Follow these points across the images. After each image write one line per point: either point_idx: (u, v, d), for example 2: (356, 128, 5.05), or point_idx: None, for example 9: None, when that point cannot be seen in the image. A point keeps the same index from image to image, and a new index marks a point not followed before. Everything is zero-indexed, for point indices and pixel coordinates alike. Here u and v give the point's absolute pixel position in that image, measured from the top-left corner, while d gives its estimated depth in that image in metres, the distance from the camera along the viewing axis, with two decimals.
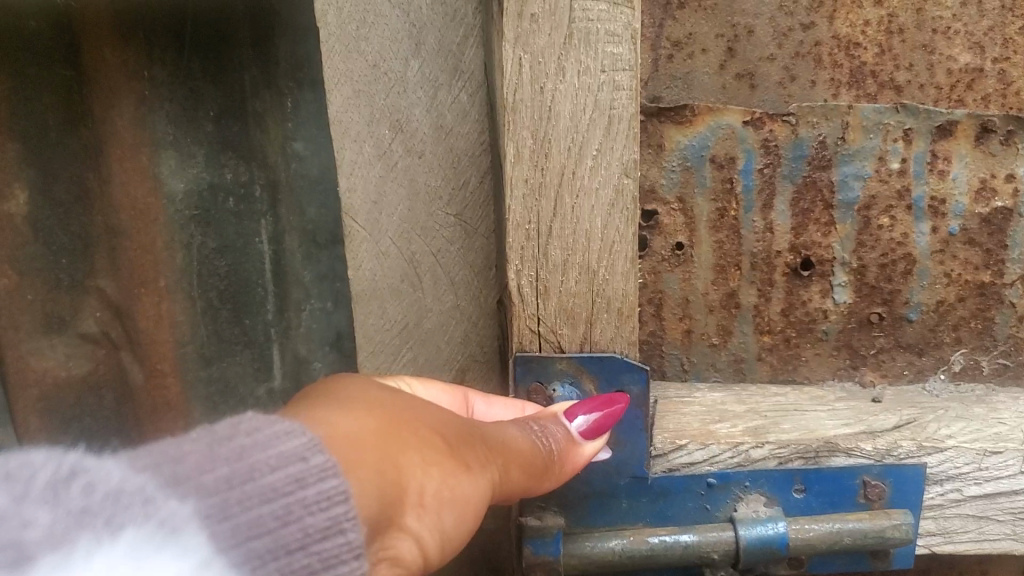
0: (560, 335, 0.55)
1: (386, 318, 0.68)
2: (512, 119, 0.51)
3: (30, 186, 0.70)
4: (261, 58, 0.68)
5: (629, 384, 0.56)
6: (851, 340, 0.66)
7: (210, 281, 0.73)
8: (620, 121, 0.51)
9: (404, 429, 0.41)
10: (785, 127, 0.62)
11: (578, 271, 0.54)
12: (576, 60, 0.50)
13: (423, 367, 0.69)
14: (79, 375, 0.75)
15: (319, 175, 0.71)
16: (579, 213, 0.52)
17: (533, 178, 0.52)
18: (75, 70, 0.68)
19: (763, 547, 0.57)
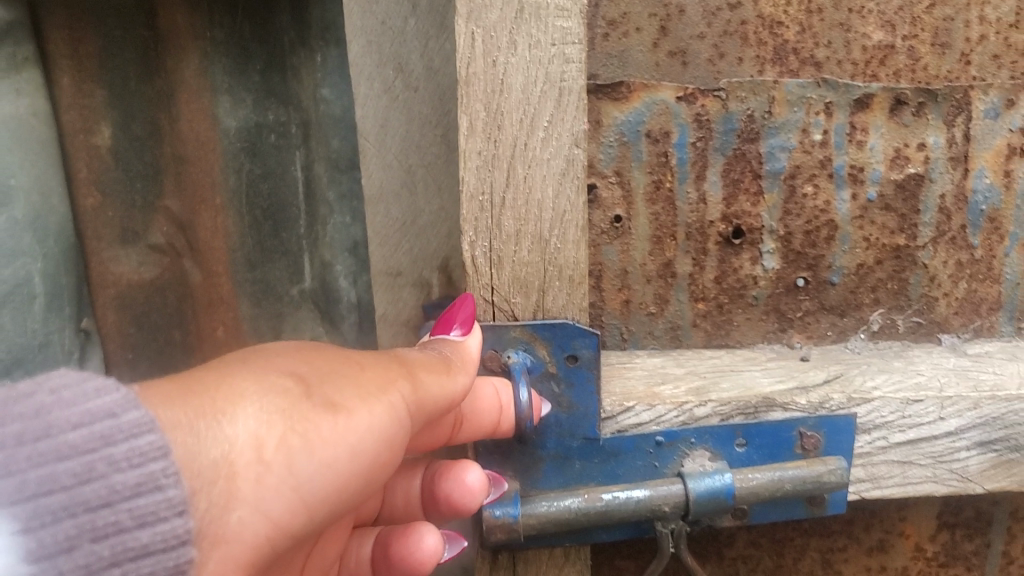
0: (513, 303, 0.73)
1: (389, 218, 0.93)
2: (468, 91, 0.68)
3: (111, 124, 0.89)
4: (296, 23, 0.88)
5: (581, 347, 0.74)
6: (778, 305, 0.88)
7: (256, 200, 0.92)
8: (569, 91, 0.68)
9: (283, 361, 0.61)
10: (716, 101, 0.81)
11: (530, 241, 0.72)
12: (527, 34, 0.67)
13: (418, 255, 0.95)
14: (148, 278, 0.95)
15: (341, 114, 0.90)
16: (531, 180, 0.70)
17: (486, 149, 0.69)
18: (152, 31, 0.87)
19: (711, 496, 0.74)
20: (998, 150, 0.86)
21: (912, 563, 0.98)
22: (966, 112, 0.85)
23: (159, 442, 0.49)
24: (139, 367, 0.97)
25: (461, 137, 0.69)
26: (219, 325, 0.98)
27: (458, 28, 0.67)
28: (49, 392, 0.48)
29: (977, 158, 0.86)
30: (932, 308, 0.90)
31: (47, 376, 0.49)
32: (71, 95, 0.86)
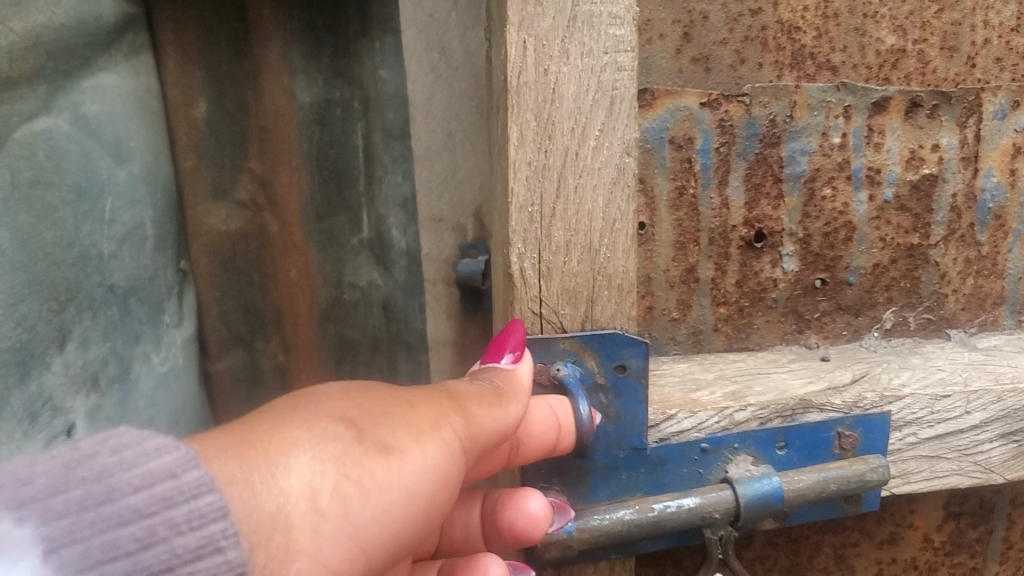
0: (562, 315, 0.79)
1: (434, 173, 1.13)
2: (519, 100, 0.73)
3: (207, 100, 1.09)
4: (361, 16, 1.06)
5: (630, 356, 0.80)
6: (797, 305, 1.00)
7: (324, 162, 1.12)
8: (620, 99, 0.75)
9: (332, 405, 0.66)
10: (740, 107, 0.91)
11: (580, 251, 0.77)
12: (579, 42, 0.73)
13: (456, 202, 1.15)
14: (234, 228, 1.15)
15: (394, 91, 1.09)
16: (581, 189, 0.76)
17: (536, 159, 0.75)
18: (243, 22, 1.07)
19: (761, 499, 0.80)
20: (1004, 150, 1.01)
21: (921, 554, 1.10)
22: (976, 114, 0.99)
23: (217, 502, 0.53)
24: (225, 304, 1.17)
25: (512, 147, 0.74)
26: (293, 268, 1.17)
27: (510, 36, 0.72)
28: (111, 452, 0.52)
29: (986, 158, 1.00)
30: (942, 303, 1.04)
31: (109, 431, 0.54)
32: (176, 76, 1.07)
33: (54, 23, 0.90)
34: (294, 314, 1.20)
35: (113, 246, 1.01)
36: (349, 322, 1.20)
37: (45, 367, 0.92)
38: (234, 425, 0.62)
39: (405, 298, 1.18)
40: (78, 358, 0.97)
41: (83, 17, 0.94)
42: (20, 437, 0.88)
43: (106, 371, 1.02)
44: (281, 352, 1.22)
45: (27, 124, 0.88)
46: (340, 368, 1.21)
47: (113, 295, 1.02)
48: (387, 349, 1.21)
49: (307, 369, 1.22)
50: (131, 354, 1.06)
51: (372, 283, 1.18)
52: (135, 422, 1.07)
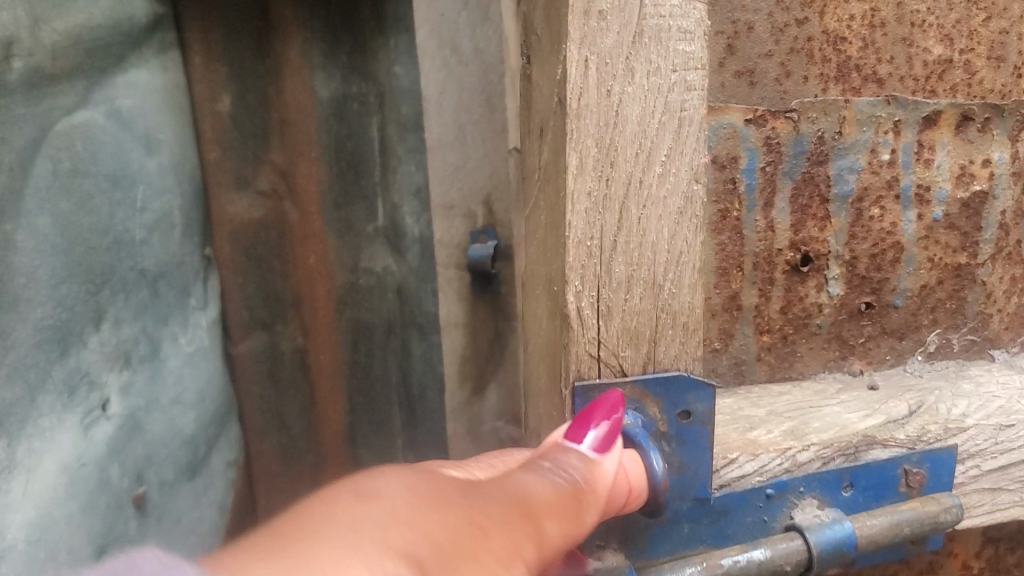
0: (622, 358, 0.66)
1: (454, 164, 1.28)
2: (579, 125, 0.61)
3: (231, 96, 1.14)
4: (376, 18, 1.16)
5: (694, 402, 0.68)
6: (840, 332, 0.92)
7: (341, 154, 1.19)
8: (688, 120, 0.63)
9: (382, 526, 0.48)
10: (787, 123, 0.85)
11: (642, 288, 0.65)
12: (645, 60, 0.61)
13: (466, 186, 1.30)
14: (257, 217, 1.20)
15: (409, 86, 1.20)
16: (644, 221, 0.64)
17: (597, 188, 0.62)
18: (265, 22, 1.13)
19: (836, 547, 0.71)
20: None
21: None
22: None
23: None
24: (248, 288, 1.22)
25: (569, 176, 0.62)
26: (311, 254, 1.23)
27: (570, 54, 0.60)
28: None
29: None
30: (986, 324, 0.97)
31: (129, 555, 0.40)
32: (201, 73, 1.12)
33: (92, 23, 0.96)
34: (312, 299, 1.25)
35: (144, 233, 1.07)
36: (366, 306, 1.27)
37: (82, 345, 0.98)
38: (255, 557, 0.44)
39: (418, 282, 1.29)
40: (112, 337, 1.03)
41: (118, 17, 1.00)
42: (59, 410, 0.94)
43: (137, 349, 1.08)
44: (301, 334, 1.27)
45: (67, 117, 0.94)
46: (357, 350, 1.28)
47: (144, 278, 1.08)
48: (401, 332, 1.31)
49: (324, 349, 1.27)
50: (160, 334, 1.12)
51: (387, 269, 1.27)
52: (164, 398, 1.13)
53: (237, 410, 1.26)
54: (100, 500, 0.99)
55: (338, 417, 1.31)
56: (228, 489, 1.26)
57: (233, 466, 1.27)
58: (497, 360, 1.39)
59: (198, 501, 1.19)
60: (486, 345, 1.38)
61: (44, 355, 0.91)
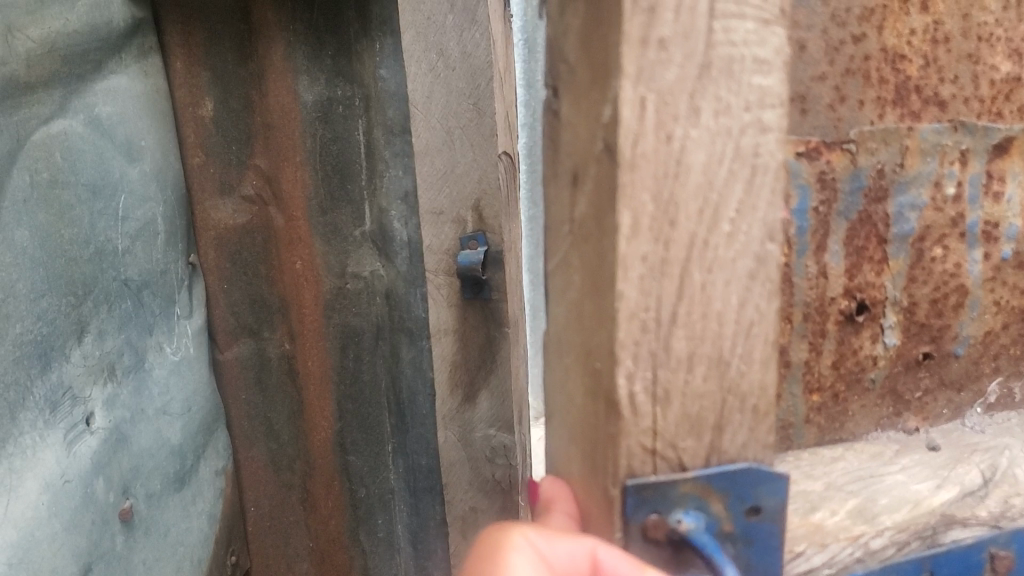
0: (681, 450, 0.49)
1: (434, 168, 1.16)
2: (631, 179, 0.43)
3: (215, 100, 1.14)
4: (360, 17, 1.12)
5: (765, 496, 0.51)
6: (895, 386, 0.70)
7: (328, 158, 1.17)
8: (764, 172, 0.45)
9: None
10: (845, 155, 0.62)
11: (705, 366, 0.48)
12: (714, 97, 0.43)
13: (455, 195, 1.18)
14: (241, 222, 1.19)
15: (395, 89, 1.14)
16: (709, 290, 0.46)
17: (653, 253, 0.45)
18: (247, 25, 1.12)
19: None
20: None
21: None
22: None
23: None
24: (233, 295, 1.21)
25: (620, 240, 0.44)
26: (298, 260, 1.21)
27: (620, 91, 0.42)
28: None
29: None
30: None
31: None
32: (183, 77, 1.12)
33: (66, 29, 0.94)
34: (299, 305, 1.22)
35: (126, 241, 1.05)
36: (354, 310, 1.24)
37: (64, 358, 0.96)
38: None
39: (407, 287, 1.23)
40: (95, 349, 1.01)
41: (94, 22, 0.98)
42: (42, 426, 0.92)
43: (121, 361, 1.06)
44: (288, 341, 1.25)
45: (44, 126, 0.92)
46: (345, 356, 1.26)
47: (128, 288, 1.06)
48: (390, 336, 1.26)
49: (313, 357, 1.25)
50: (144, 344, 1.10)
51: (375, 273, 1.23)
52: (150, 409, 1.11)
53: (223, 418, 1.26)
54: (85, 518, 0.97)
55: (326, 424, 1.29)
56: (217, 497, 1.25)
57: (221, 474, 1.25)
58: (489, 366, 1.27)
59: (186, 512, 1.18)
60: (476, 353, 1.26)
61: (25, 370, 0.89)
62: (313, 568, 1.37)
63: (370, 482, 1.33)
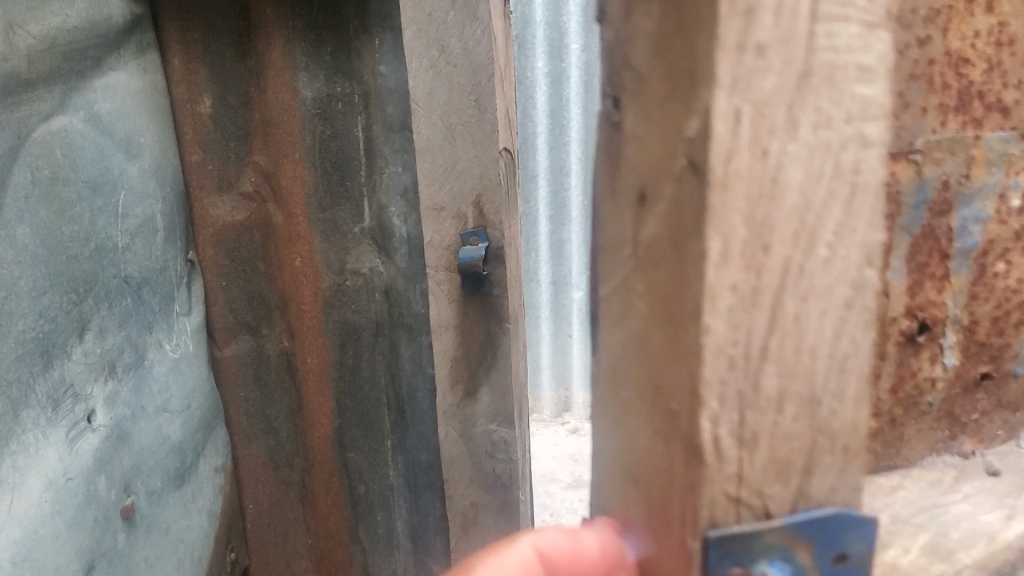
0: (767, 497, 0.36)
1: (436, 164, 1.14)
2: (722, 198, 0.31)
3: (212, 97, 1.14)
4: (360, 14, 1.12)
5: (856, 542, 0.37)
6: (952, 407, 0.53)
7: (327, 155, 1.16)
8: (864, 191, 0.33)
9: None
10: (911, 166, 0.45)
11: (797, 405, 0.35)
12: (812, 109, 0.31)
13: (458, 193, 1.16)
14: (239, 220, 1.19)
15: (394, 86, 1.13)
16: (803, 322, 0.34)
17: (745, 282, 0.32)
18: (246, 21, 1.12)
19: None
20: None
21: None
22: None
23: None
24: (231, 292, 1.21)
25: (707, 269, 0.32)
26: (297, 256, 1.20)
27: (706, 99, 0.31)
28: None
29: None
30: None
31: None
32: (181, 73, 1.12)
33: (66, 25, 0.94)
34: (298, 302, 1.23)
35: (126, 239, 1.05)
36: (353, 308, 1.23)
37: (66, 355, 0.95)
38: None
39: (406, 283, 1.21)
40: (96, 346, 1.01)
41: (94, 19, 0.98)
42: (44, 424, 0.92)
43: (122, 358, 1.06)
44: (286, 338, 1.25)
45: (45, 123, 0.91)
46: (344, 352, 1.25)
47: (128, 285, 1.06)
48: (389, 333, 1.25)
49: (312, 353, 1.25)
50: (144, 342, 1.10)
51: (374, 270, 1.23)
52: (150, 406, 1.11)
53: (222, 413, 1.26)
54: (88, 514, 0.97)
55: (325, 420, 1.28)
56: (216, 494, 1.24)
57: (221, 471, 1.26)
58: (489, 363, 1.24)
59: (186, 509, 1.17)
60: (478, 350, 1.23)
61: (28, 369, 0.88)
62: (312, 565, 1.37)
63: (370, 478, 1.32)
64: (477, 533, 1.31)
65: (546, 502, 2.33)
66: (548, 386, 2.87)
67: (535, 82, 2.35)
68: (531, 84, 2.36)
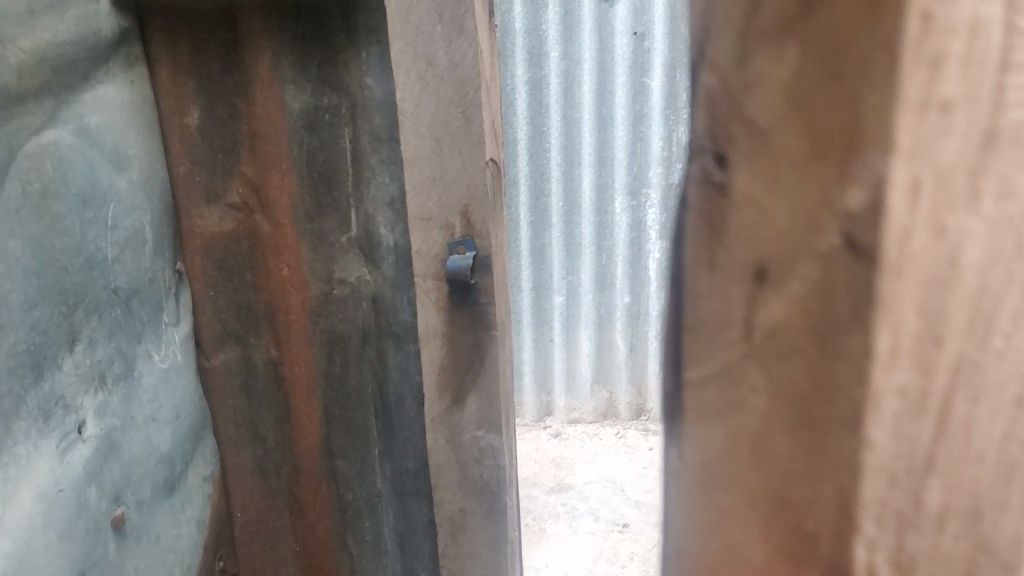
0: None
1: (424, 175, 1.09)
2: (891, 287, 0.33)
3: (201, 110, 1.16)
4: (347, 26, 1.11)
5: None
6: None
7: (314, 166, 1.16)
8: None
9: None
10: None
11: (958, 520, 0.36)
12: (999, 173, 0.31)
13: (444, 204, 1.11)
14: (227, 230, 1.21)
15: (381, 98, 1.12)
16: (970, 427, 0.34)
17: (911, 384, 0.34)
18: (233, 33, 1.13)
19: None
20: None
21: None
22: None
23: None
24: (220, 302, 1.23)
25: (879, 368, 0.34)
26: (284, 266, 1.21)
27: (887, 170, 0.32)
28: None
29: None
30: None
31: None
32: (169, 85, 1.15)
33: (56, 40, 0.95)
34: (286, 311, 1.24)
35: (116, 250, 1.06)
36: (341, 316, 1.23)
37: (57, 367, 0.96)
38: None
39: (393, 292, 1.19)
40: (86, 357, 1.01)
41: (84, 33, 0.99)
42: (35, 435, 0.92)
43: (112, 369, 1.06)
44: (275, 347, 1.26)
45: (36, 137, 0.92)
46: (332, 361, 1.25)
47: (118, 296, 1.07)
48: (376, 341, 1.23)
49: (300, 362, 1.26)
50: (134, 352, 1.11)
51: (361, 279, 1.21)
52: (140, 416, 1.11)
53: (210, 423, 1.28)
54: (80, 524, 0.98)
55: (314, 428, 1.29)
56: (205, 502, 1.26)
57: (209, 480, 1.27)
58: (478, 370, 1.17)
59: (175, 518, 1.18)
60: (467, 355, 1.16)
61: (19, 381, 0.89)
62: (301, 573, 1.37)
63: (358, 485, 1.31)
64: (466, 538, 1.24)
65: (527, 506, 2.36)
66: (530, 391, 2.82)
67: (516, 89, 2.38)
68: (511, 92, 2.39)
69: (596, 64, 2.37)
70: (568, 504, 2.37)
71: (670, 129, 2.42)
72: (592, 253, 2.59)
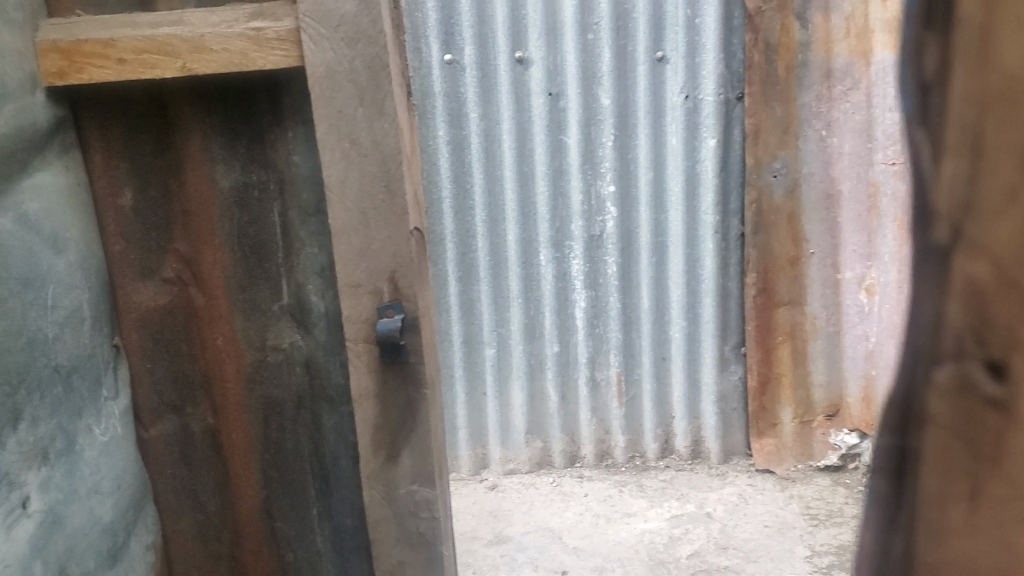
0: None
1: (352, 246, 1.16)
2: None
3: (133, 191, 1.21)
4: (272, 107, 1.18)
5: None
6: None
7: (245, 239, 1.23)
8: None
9: None
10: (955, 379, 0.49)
11: None
12: None
13: (372, 270, 1.17)
14: (163, 304, 1.25)
15: (308, 174, 1.19)
16: None
17: None
18: (164, 118, 1.19)
19: None
20: None
21: None
22: None
23: None
24: (156, 372, 1.27)
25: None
26: (218, 335, 1.27)
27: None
28: None
29: None
30: None
31: None
32: (102, 168, 1.20)
33: None
34: (222, 379, 1.28)
35: (57, 329, 1.10)
36: (274, 380, 1.28)
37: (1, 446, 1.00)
38: None
39: (326, 355, 1.25)
40: (29, 435, 1.05)
41: (21, 125, 1.05)
42: None
43: (55, 445, 1.10)
44: (211, 415, 1.30)
45: None
46: (268, 426, 1.30)
47: (60, 373, 1.11)
48: (311, 404, 1.28)
49: (236, 427, 1.30)
50: (75, 427, 1.14)
51: (294, 344, 1.27)
52: (82, 489, 1.15)
53: (152, 491, 1.31)
54: None
55: (252, 492, 1.33)
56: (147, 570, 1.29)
57: (151, 548, 1.30)
58: (410, 426, 1.23)
59: None
60: (398, 413, 1.22)
61: None
62: None
63: (297, 545, 1.35)
64: None
65: (467, 560, 2.38)
66: (463, 444, 2.71)
67: (438, 150, 2.40)
68: (433, 152, 2.40)
69: (515, 124, 2.39)
70: (508, 555, 2.39)
71: (588, 184, 2.45)
72: (520, 305, 2.56)
